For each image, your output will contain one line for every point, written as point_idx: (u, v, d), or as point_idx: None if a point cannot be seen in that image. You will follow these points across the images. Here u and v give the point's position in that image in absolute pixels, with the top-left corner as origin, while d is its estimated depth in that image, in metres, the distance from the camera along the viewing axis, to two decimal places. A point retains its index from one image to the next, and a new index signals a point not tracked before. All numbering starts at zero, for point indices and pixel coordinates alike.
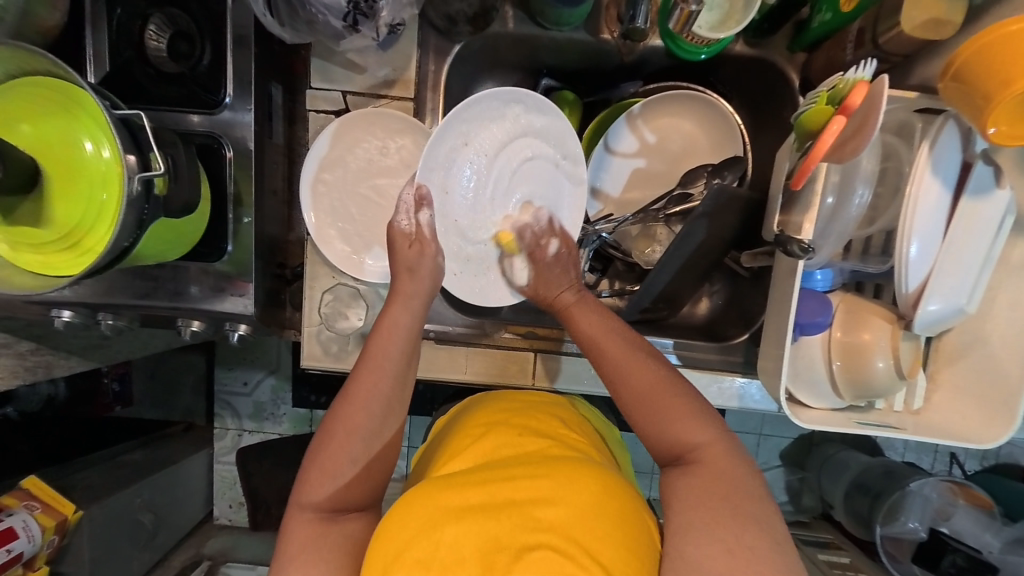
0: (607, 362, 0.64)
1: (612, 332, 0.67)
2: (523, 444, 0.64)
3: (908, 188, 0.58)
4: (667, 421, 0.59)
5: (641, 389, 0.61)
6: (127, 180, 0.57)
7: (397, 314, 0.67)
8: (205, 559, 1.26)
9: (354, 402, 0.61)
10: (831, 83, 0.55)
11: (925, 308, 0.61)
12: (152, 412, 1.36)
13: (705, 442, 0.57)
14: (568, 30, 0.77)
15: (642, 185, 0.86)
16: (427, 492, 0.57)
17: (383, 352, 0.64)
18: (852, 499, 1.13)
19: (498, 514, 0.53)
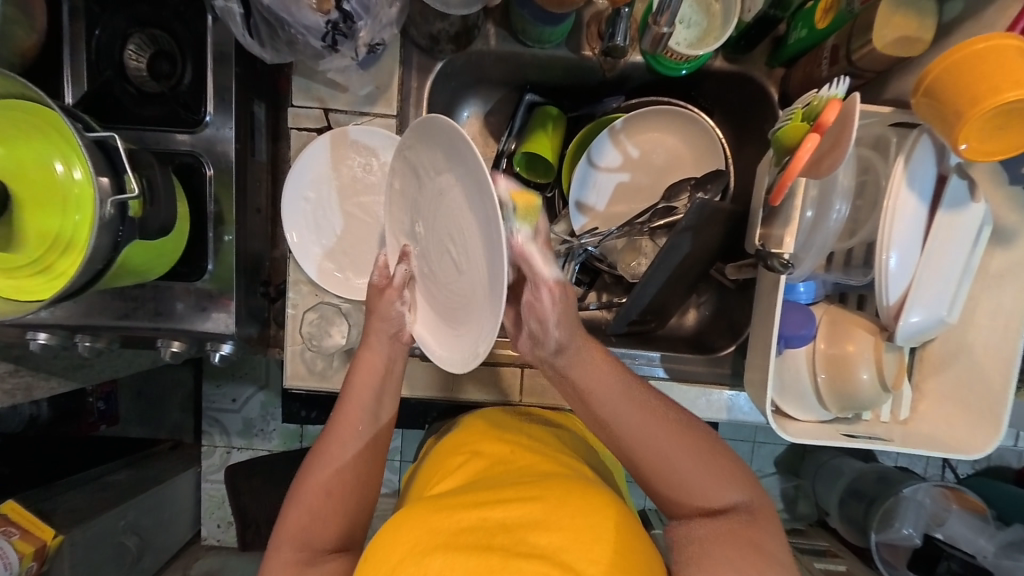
0: (639, 437, 0.58)
1: (627, 390, 0.59)
2: (511, 462, 0.65)
3: (886, 201, 0.58)
4: (706, 479, 0.57)
5: (670, 457, 0.57)
6: (100, 204, 0.57)
7: (372, 352, 0.66)
8: None
9: (334, 437, 0.62)
10: (807, 100, 0.55)
11: (907, 319, 0.61)
12: (139, 429, 1.38)
13: (745, 498, 0.57)
14: (550, 48, 0.78)
15: (627, 199, 0.86)
16: (413, 515, 0.57)
17: (361, 390, 0.64)
18: (847, 506, 1.13)
19: (491, 539, 0.53)
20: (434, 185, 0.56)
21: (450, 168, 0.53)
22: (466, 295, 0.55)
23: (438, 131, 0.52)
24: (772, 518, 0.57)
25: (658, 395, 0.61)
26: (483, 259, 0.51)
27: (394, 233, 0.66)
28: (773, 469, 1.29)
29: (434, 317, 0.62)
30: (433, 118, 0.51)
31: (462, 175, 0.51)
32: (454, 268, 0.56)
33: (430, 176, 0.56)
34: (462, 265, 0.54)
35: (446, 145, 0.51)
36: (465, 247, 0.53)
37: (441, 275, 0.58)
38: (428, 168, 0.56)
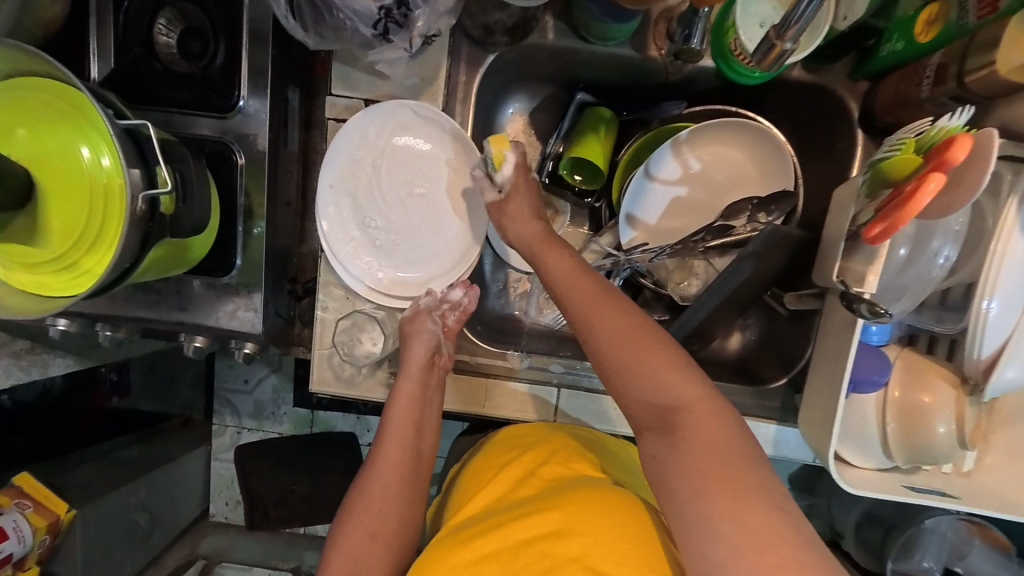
0: (577, 315, 0.58)
1: (580, 276, 0.61)
2: (531, 482, 0.62)
3: (991, 245, 0.53)
4: (647, 373, 0.53)
5: (611, 347, 0.56)
6: (131, 199, 0.52)
7: (404, 382, 0.70)
8: (200, 558, 1.24)
9: (374, 475, 0.65)
10: (919, 129, 0.50)
11: (1000, 376, 0.56)
12: (150, 403, 1.21)
13: (691, 401, 0.52)
14: (612, 46, 0.72)
15: (680, 215, 0.80)
16: (441, 553, 0.56)
17: (399, 426, 0.68)
18: (863, 529, 1.05)
19: (516, 561, 0.51)
20: (380, 166, 0.73)
21: (396, 138, 0.73)
22: (459, 207, 0.75)
23: (372, 121, 0.71)
24: (732, 422, 0.51)
25: (608, 286, 0.60)
26: (453, 172, 0.74)
27: (371, 264, 0.74)
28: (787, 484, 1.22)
29: (437, 265, 0.75)
30: (365, 112, 0.71)
31: (408, 131, 0.72)
32: (426, 204, 0.74)
33: (367, 165, 0.73)
34: (435, 192, 0.74)
35: (382, 130, 0.72)
36: (429, 178, 0.74)
37: (421, 225, 0.74)
38: (361, 159, 0.72)
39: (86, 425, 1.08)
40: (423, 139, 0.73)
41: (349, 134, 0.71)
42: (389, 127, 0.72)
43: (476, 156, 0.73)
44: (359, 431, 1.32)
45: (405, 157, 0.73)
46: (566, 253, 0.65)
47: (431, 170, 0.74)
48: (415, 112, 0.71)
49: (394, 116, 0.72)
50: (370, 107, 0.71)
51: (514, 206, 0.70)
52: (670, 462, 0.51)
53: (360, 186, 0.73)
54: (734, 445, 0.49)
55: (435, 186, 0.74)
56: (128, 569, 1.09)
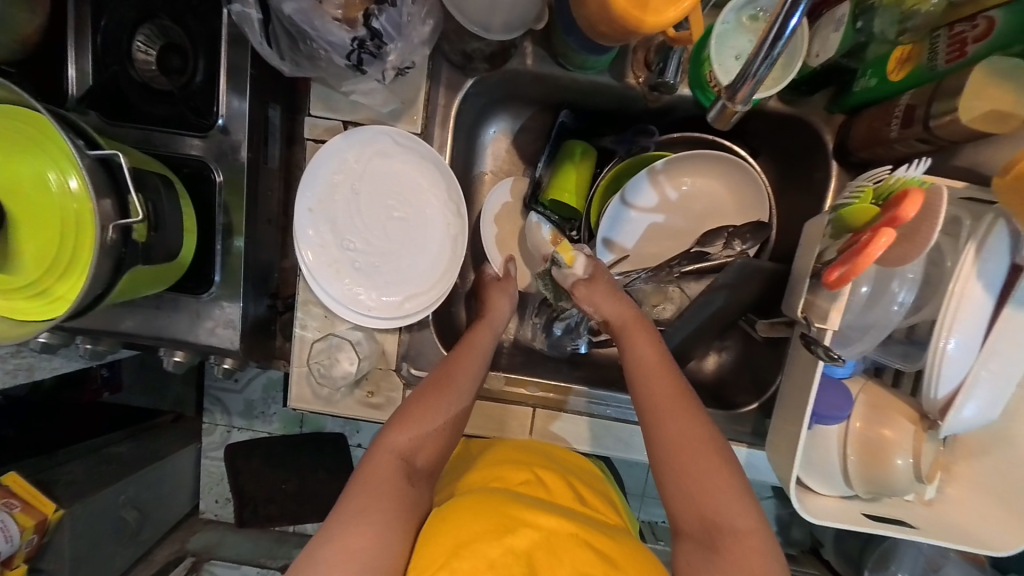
0: (653, 409, 0.60)
1: (666, 373, 0.62)
2: (567, 498, 0.61)
3: (950, 286, 0.54)
4: (704, 485, 0.56)
5: (675, 448, 0.58)
6: (101, 229, 0.52)
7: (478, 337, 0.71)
8: (189, 555, 1.22)
9: (414, 419, 0.62)
10: (878, 177, 0.51)
11: (956, 415, 0.57)
12: (141, 398, 1.30)
13: (744, 529, 0.54)
14: (591, 74, 0.72)
15: (659, 241, 0.81)
16: (490, 501, 0.53)
17: (462, 375, 0.67)
18: (842, 541, 1.07)
19: (566, 549, 0.49)
20: (359, 191, 0.73)
21: (378, 161, 0.73)
22: (439, 228, 0.76)
23: (349, 146, 0.72)
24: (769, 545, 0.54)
25: (688, 389, 0.61)
26: (431, 196, 0.75)
27: (351, 285, 0.74)
28: (770, 493, 1.24)
29: (414, 286, 0.75)
30: (340, 137, 0.71)
31: (385, 156, 0.73)
32: (404, 227, 0.75)
33: (346, 190, 0.73)
34: (411, 215, 0.75)
35: (365, 154, 0.72)
36: (406, 202, 0.75)
37: (402, 246, 0.75)
38: (344, 186, 0.73)
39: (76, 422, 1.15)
40: (397, 164, 0.73)
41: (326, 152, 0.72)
42: (373, 152, 0.72)
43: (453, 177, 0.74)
44: (347, 432, 1.33)
45: (381, 182, 0.73)
46: (653, 339, 0.66)
47: (409, 193, 0.74)
48: (394, 139, 0.72)
49: (381, 138, 0.72)
50: (348, 133, 0.71)
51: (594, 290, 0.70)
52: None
53: (339, 211, 0.73)
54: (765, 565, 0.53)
55: (413, 209, 0.75)
56: (117, 566, 1.10)
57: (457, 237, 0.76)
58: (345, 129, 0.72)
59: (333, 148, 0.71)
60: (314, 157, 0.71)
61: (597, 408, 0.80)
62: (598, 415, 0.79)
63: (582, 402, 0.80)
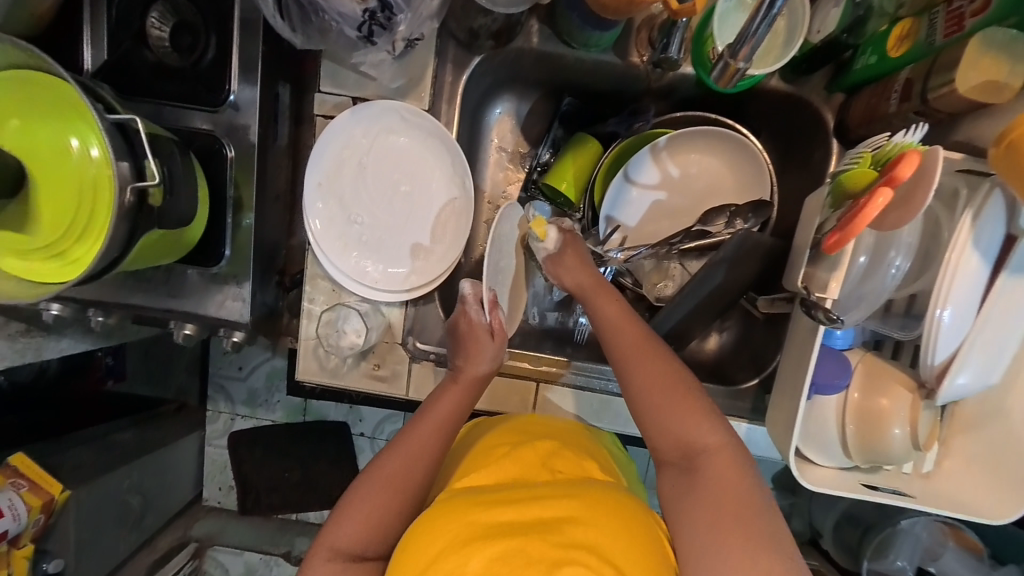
0: (621, 356, 0.64)
1: (626, 321, 0.67)
2: (540, 464, 0.63)
3: (946, 256, 0.55)
4: (675, 417, 0.60)
5: (642, 385, 0.62)
6: (119, 190, 0.54)
7: (447, 404, 0.67)
8: (192, 542, 1.28)
9: (387, 469, 0.62)
10: (877, 144, 0.52)
11: (952, 381, 0.58)
12: (146, 388, 1.27)
13: (714, 446, 0.58)
14: (596, 52, 0.73)
15: (660, 220, 0.82)
16: (454, 508, 0.56)
17: (432, 427, 0.65)
18: (841, 530, 1.07)
19: (529, 530, 0.52)
20: (364, 167, 0.75)
21: (384, 138, 0.74)
22: (443, 205, 0.77)
23: (356, 122, 0.73)
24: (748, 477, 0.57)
25: (651, 334, 0.65)
26: (436, 172, 0.76)
27: (358, 258, 0.76)
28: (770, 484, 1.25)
29: (418, 261, 0.77)
30: (348, 113, 0.72)
31: (392, 133, 0.74)
32: (409, 203, 0.76)
33: (353, 165, 0.74)
34: (415, 192, 0.76)
35: (371, 131, 0.74)
36: (411, 178, 0.76)
37: (407, 222, 0.76)
38: (349, 162, 0.74)
39: (86, 403, 1.14)
40: (405, 140, 0.75)
41: (336, 131, 0.73)
42: (375, 129, 0.74)
43: (459, 155, 0.74)
44: (350, 421, 1.34)
45: (386, 159, 0.75)
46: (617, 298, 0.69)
47: (414, 170, 0.76)
48: (401, 116, 0.73)
49: (388, 116, 0.73)
50: (355, 108, 0.72)
51: (567, 256, 0.73)
52: (689, 507, 0.56)
53: (344, 186, 0.74)
54: (750, 489, 0.55)
55: (419, 186, 0.76)
56: (120, 552, 1.10)
57: (461, 212, 0.76)
58: (353, 105, 0.73)
59: (338, 126, 0.72)
60: (320, 135, 0.72)
61: (598, 383, 0.82)
62: (599, 389, 0.81)
63: (581, 377, 0.82)
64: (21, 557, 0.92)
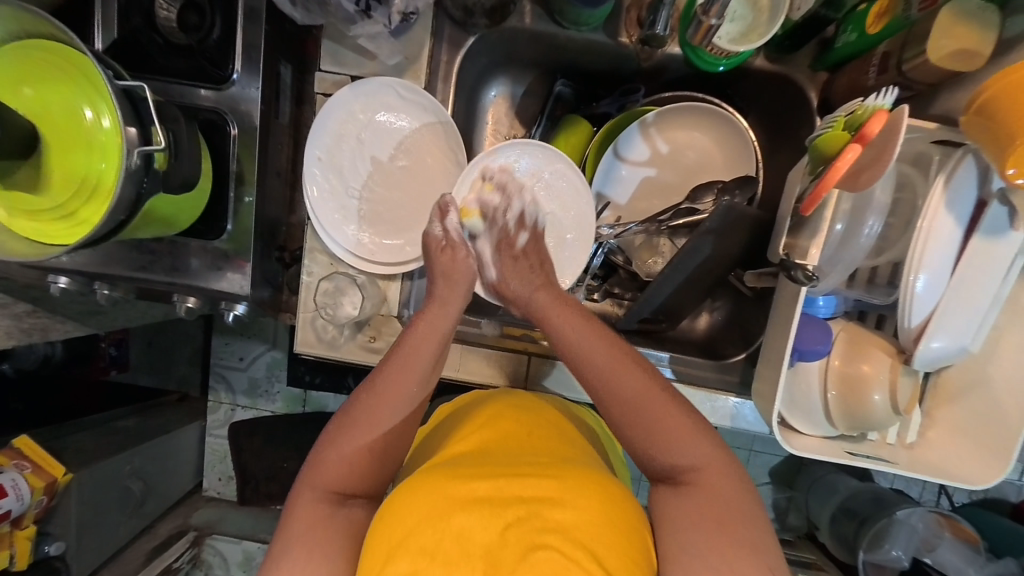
0: (593, 371, 0.60)
1: (594, 338, 0.62)
2: (522, 440, 0.64)
3: (920, 222, 0.56)
4: (661, 437, 0.57)
5: (621, 400, 0.58)
6: (126, 153, 0.56)
7: (434, 318, 0.68)
8: (191, 530, 1.27)
9: (376, 398, 0.62)
10: (850, 108, 0.54)
11: (927, 344, 0.60)
12: (147, 378, 1.40)
13: (704, 463, 0.56)
14: (587, 31, 0.76)
15: (650, 196, 0.84)
16: (432, 479, 0.56)
17: (416, 347, 0.65)
18: (838, 523, 1.07)
19: (508, 511, 0.52)
20: (364, 143, 0.77)
21: (381, 115, 0.77)
22: (439, 180, 0.79)
23: (354, 99, 0.76)
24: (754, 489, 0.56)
25: (628, 346, 0.62)
26: (431, 147, 0.78)
27: (357, 231, 0.78)
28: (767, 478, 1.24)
29: (414, 234, 0.79)
30: (347, 89, 0.74)
31: (391, 110, 0.77)
32: (404, 174, 0.79)
33: (352, 141, 0.77)
34: (410, 166, 0.79)
35: (367, 106, 0.76)
36: (406, 152, 0.78)
37: (404, 195, 0.79)
38: (347, 137, 0.77)
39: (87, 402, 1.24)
40: (402, 116, 0.77)
41: (334, 109, 0.75)
42: (371, 105, 0.76)
43: (453, 130, 0.77)
44: None
45: (381, 134, 0.77)
46: (577, 311, 0.66)
47: (410, 145, 0.78)
48: (398, 93, 0.75)
49: (385, 92, 0.76)
50: (355, 84, 0.75)
51: (512, 281, 0.71)
52: (671, 506, 0.55)
53: (342, 161, 0.77)
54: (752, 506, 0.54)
55: (415, 161, 0.79)
56: (119, 536, 1.12)
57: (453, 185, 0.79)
58: (352, 82, 0.76)
59: (336, 103, 0.75)
60: (319, 111, 0.75)
61: None
62: None
63: None
64: (23, 537, 0.93)
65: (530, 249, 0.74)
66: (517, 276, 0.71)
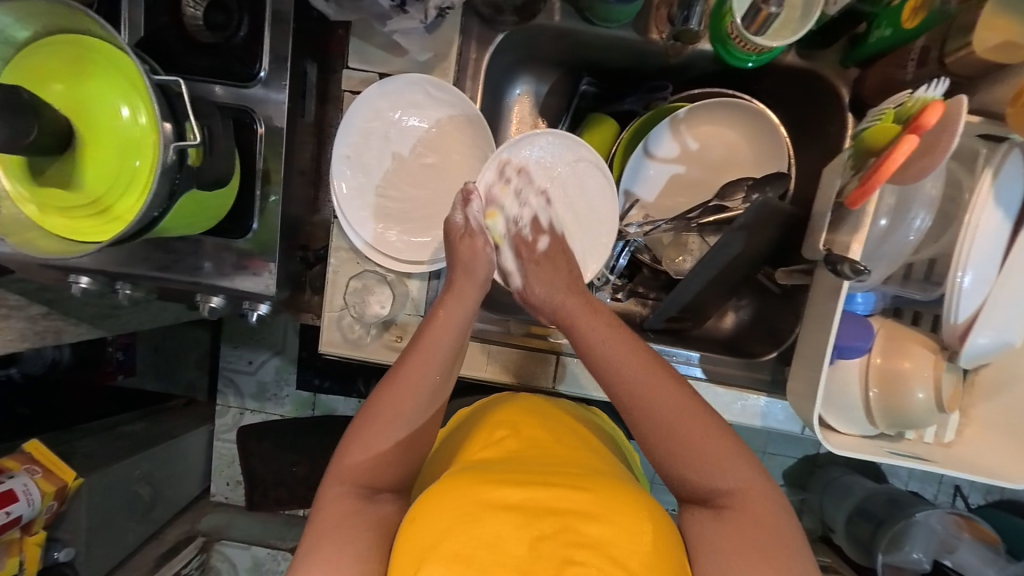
0: (627, 387, 0.59)
1: (627, 348, 0.61)
2: (549, 448, 0.63)
3: (966, 217, 0.56)
4: (684, 457, 0.56)
5: (655, 421, 0.57)
6: (163, 148, 0.56)
7: (451, 307, 0.67)
8: (199, 535, 1.24)
9: (399, 387, 0.61)
10: (899, 100, 0.53)
11: (973, 341, 0.59)
12: (154, 383, 1.36)
13: (740, 487, 0.55)
14: (614, 27, 0.75)
15: (678, 194, 0.84)
16: (461, 483, 0.54)
17: (437, 338, 0.64)
18: (854, 524, 1.06)
19: (540, 521, 0.50)
20: (392, 141, 0.76)
21: (408, 113, 0.76)
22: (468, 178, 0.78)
23: (382, 96, 0.74)
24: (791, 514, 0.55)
25: (659, 357, 0.62)
26: (459, 147, 0.78)
27: (384, 230, 0.77)
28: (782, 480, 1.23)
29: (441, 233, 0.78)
30: (375, 87, 0.74)
31: (419, 109, 0.76)
32: (431, 173, 0.78)
33: (380, 140, 0.76)
34: (437, 164, 0.78)
35: (396, 105, 0.76)
36: (434, 152, 0.77)
37: (431, 194, 0.78)
38: (376, 135, 0.76)
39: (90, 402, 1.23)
40: (430, 115, 0.76)
41: (362, 106, 0.74)
42: (399, 103, 0.76)
43: (483, 127, 0.76)
44: None
45: (409, 132, 0.77)
46: (607, 319, 0.65)
47: (439, 144, 0.77)
48: (428, 91, 0.75)
49: (414, 91, 0.75)
50: (383, 81, 0.74)
51: (542, 271, 0.72)
52: (702, 528, 0.54)
53: (371, 159, 0.76)
54: (789, 530, 0.54)
55: (444, 160, 0.78)
56: (129, 541, 1.10)
57: None
58: (380, 79, 0.75)
59: (364, 101, 0.74)
60: (348, 109, 0.74)
61: None
62: None
63: None
64: (33, 543, 0.93)
65: (553, 251, 0.74)
66: (544, 277, 0.71)
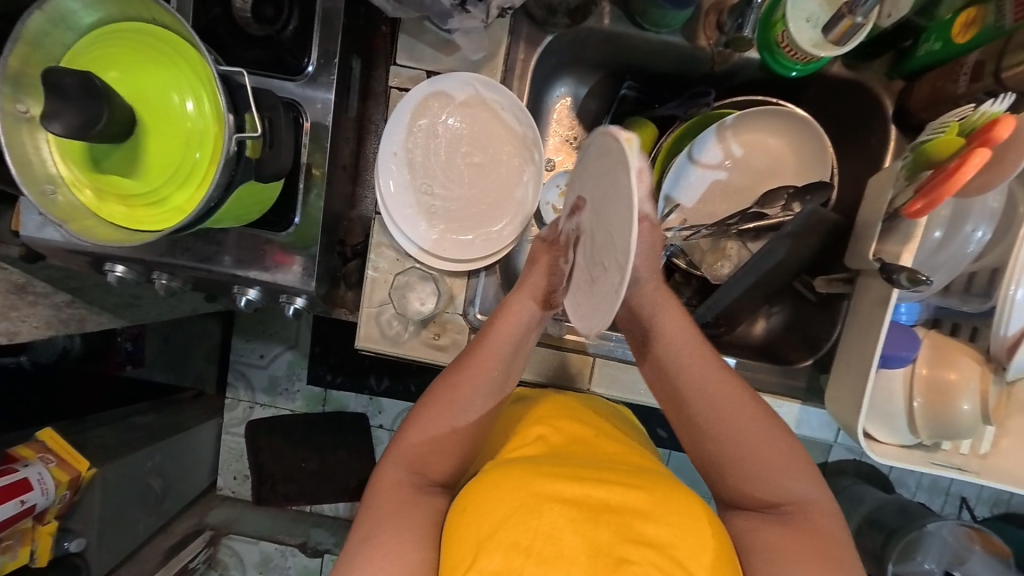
0: (710, 409, 0.61)
1: (716, 375, 0.63)
2: (594, 444, 0.63)
3: (1020, 231, 0.56)
4: (766, 474, 0.59)
5: (740, 443, 0.60)
6: (226, 139, 0.56)
7: (516, 303, 0.67)
8: (208, 529, 1.27)
9: (461, 376, 0.63)
10: (964, 116, 0.56)
11: (1022, 355, 0.60)
12: (162, 375, 1.32)
13: (813, 502, 0.59)
14: (664, 33, 0.76)
15: (719, 199, 0.84)
16: (514, 475, 0.54)
17: (501, 335, 0.65)
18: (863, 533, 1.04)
19: (597, 517, 0.50)
20: (440, 138, 0.77)
21: (458, 112, 0.77)
22: (513, 178, 0.79)
23: (432, 95, 0.75)
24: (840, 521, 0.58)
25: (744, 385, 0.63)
26: (506, 147, 0.78)
27: (429, 227, 0.77)
28: None
29: (484, 232, 0.78)
30: (426, 84, 0.74)
31: (469, 108, 0.76)
32: (478, 172, 0.78)
33: (430, 137, 0.77)
34: (484, 164, 0.78)
35: (447, 103, 0.76)
36: (481, 151, 0.78)
37: (476, 193, 0.78)
38: (425, 133, 0.76)
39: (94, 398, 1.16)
40: (481, 114, 0.77)
41: (411, 104, 0.75)
42: (451, 102, 0.76)
43: (530, 127, 0.76)
44: (370, 412, 1.32)
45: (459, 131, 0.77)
46: (704, 347, 0.65)
47: (487, 143, 0.78)
48: (478, 91, 0.75)
49: (465, 90, 0.75)
50: (432, 79, 0.74)
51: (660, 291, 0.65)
52: (767, 534, 0.57)
53: (419, 157, 0.77)
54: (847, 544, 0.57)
55: (490, 159, 0.78)
56: (139, 533, 1.09)
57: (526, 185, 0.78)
58: (429, 77, 0.75)
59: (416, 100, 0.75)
60: (397, 108, 0.75)
61: None
62: None
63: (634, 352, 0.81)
64: (46, 533, 0.90)
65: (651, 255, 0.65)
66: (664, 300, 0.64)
